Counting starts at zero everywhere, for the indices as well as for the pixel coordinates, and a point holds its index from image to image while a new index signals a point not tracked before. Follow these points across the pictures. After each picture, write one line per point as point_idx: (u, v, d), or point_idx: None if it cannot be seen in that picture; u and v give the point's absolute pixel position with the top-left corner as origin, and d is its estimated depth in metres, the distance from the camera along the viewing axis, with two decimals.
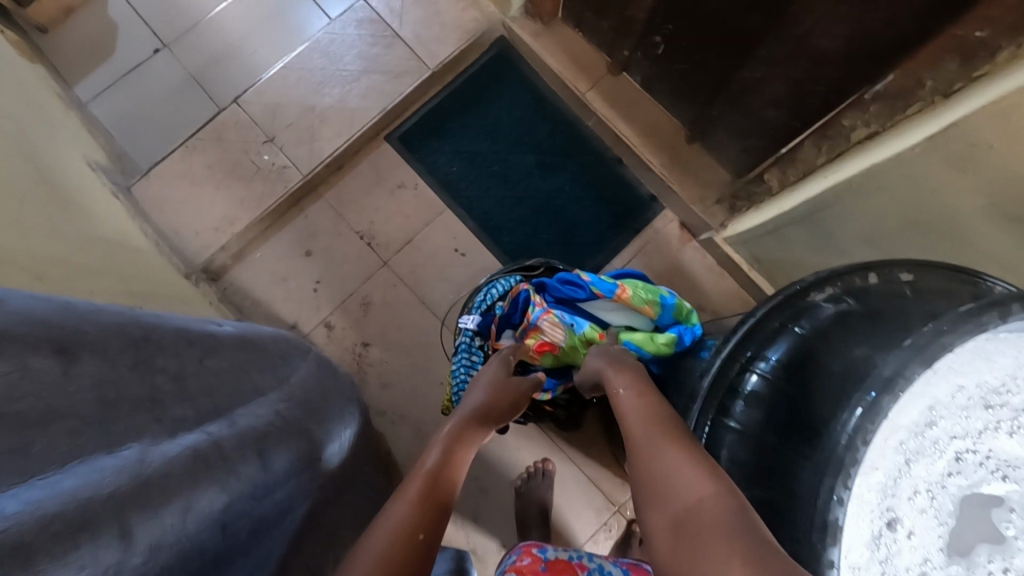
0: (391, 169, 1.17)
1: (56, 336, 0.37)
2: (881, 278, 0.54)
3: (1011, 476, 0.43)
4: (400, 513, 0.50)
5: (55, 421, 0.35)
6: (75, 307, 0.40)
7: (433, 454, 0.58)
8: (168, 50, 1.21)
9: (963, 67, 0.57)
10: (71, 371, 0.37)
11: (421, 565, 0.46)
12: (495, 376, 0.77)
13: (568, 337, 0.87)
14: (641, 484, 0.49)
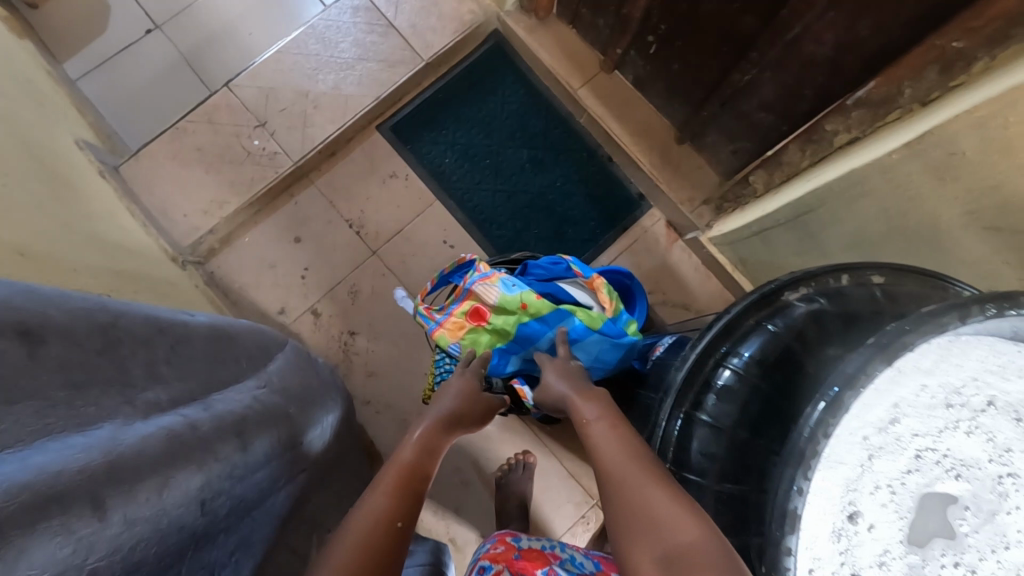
0: (383, 158, 1.18)
1: (16, 322, 0.37)
2: (853, 280, 0.55)
3: (965, 475, 0.45)
4: (379, 502, 0.51)
5: (19, 402, 0.35)
6: (41, 295, 0.40)
7: (413, 451, 0.58)
8: (160, 31, 1.21)
9: (940, 77, 0.58)
10: (35, 355, 0.38)
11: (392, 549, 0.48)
12: (466, 383, 0.72)
13: (500, 298, 0.79)
14: (608, 492, 0.48)
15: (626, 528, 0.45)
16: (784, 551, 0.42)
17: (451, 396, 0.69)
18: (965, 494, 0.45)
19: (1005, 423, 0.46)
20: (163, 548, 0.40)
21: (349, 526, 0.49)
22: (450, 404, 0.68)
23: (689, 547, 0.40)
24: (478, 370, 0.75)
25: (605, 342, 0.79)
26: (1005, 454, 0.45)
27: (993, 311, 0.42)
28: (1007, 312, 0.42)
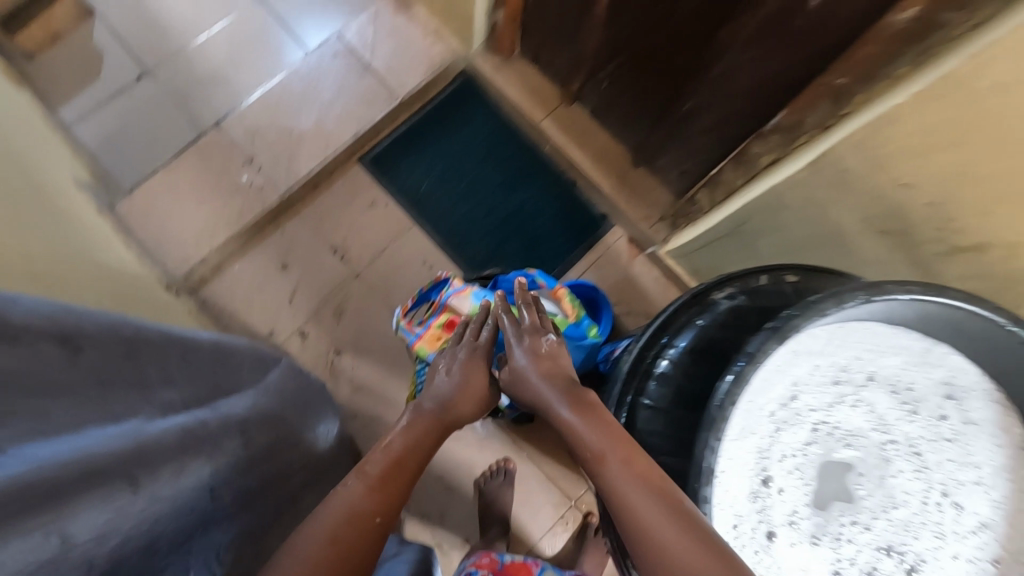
0: (364, 188, 1.27)
1: (66, 330, 0.45)
2: (771, 280, 0.65)
3: (853, 443, 0.56)
4: (357, 494, 0.56)
5: (64, 397, 0.43)
6: (80, 309, 0.48)
7: (410, 455, 0.62)
8: (151, 77, 1.30)
9: (833, 107, 0.67)
10: (78, 358, 0.46)
11: (369, 543, 0.53)
12: (467, 367, 0.74)
13: (473, 308, 0.88)
14: (616, 511, 0.54)
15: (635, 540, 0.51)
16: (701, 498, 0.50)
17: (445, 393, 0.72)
18: (856, 459, 0.56)
19: (881, 396, 0.57)
20: (179, 524, 0.48)
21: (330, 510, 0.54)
22: (445, 404, 0.70)
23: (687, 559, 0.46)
24: (473, 352, 0.76)
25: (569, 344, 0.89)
26: (883, 423, 0.57)
27: (859, 298, 0.51)
28: (872, 298, 0.51)
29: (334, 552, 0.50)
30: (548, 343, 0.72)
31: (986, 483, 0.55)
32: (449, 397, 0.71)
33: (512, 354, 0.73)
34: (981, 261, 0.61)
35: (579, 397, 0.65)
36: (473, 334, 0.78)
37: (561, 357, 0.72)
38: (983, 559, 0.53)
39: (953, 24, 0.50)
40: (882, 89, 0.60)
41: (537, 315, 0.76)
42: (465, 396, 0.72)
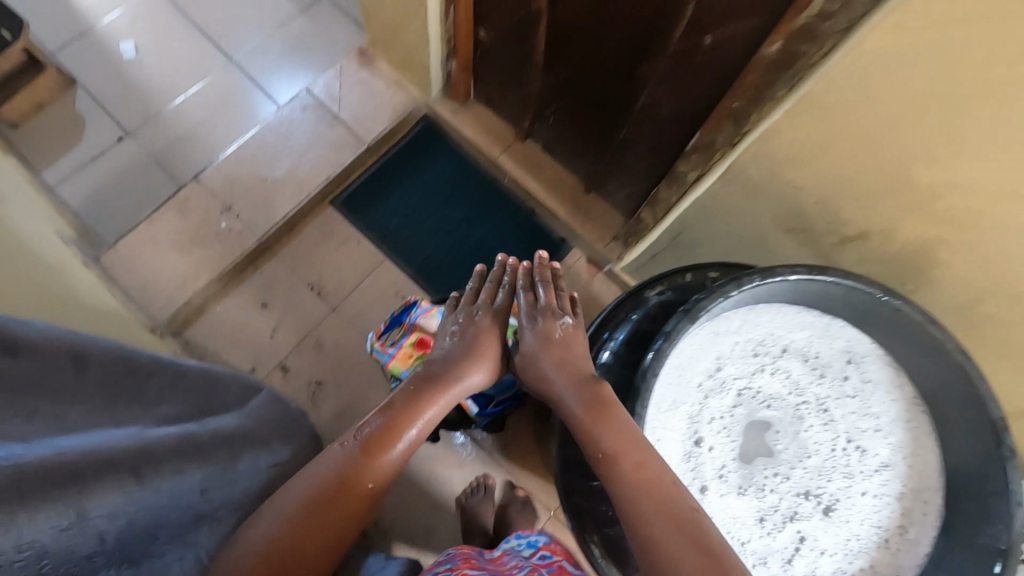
0: (338, 227, 1.35)
1: (73, 348, 0.52)
2: (695, 276, 0.75)
3: (773, 405, 0.65)
4: (333, 461, 0.59)
5: (71, 406, 0.50)
6: (85, 333, 0.56)
7: (413, 430, 0.64)
8: (130, 136, 1.44)
9: (735, 126, 0.75)
10: (82, 373, 0.53)
11: (333, 513, 0.57)
12: (480, 333, 0.75)
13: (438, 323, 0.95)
14: (624, 511, 0.54)
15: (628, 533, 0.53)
16: None
17: (452, 364, 0.71)
18: (776, 418, 0.64)
19: (795, 363, 0.66)
20: (173, 516, 0.54)
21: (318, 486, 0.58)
22: (452, 374, 0.70)
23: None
24: (488, 320, 0.76)
25: None
26: (798, 386, 0.66)
27: (756, 279, 0.61)
28: (767, 279, 0.61)
29: (292, 521, 0.56)
30: (563, 328, 0.72)
31: (885, 430, 0.65)
32: (459, 368, 0.71)
33: (524, 331, 0.73)
34: (868, 247, 0.72)
35: (588, 381, 0.65)
36: (489, 295, 0.79)
37: (573, 340, 0.71)
38: (885, 494, 0.64)
39: (808, 53, 0.60)
40: (760, 115, 0.70)
41: (554, 295, 0.76)
42: (475, 367, 0.72)
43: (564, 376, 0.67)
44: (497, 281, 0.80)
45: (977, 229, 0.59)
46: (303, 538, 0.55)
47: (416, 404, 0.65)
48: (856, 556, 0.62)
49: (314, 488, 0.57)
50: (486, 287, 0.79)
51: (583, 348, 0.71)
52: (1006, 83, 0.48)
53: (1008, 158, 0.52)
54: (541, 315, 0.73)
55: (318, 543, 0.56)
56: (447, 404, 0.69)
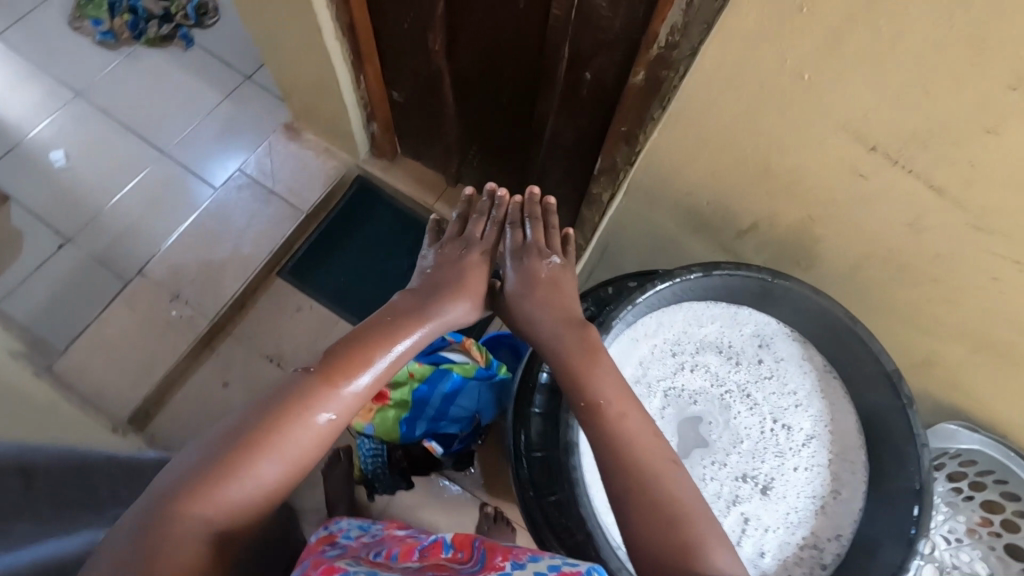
0: (289, 296, 1.38)
1: (17, 467, 0.54)
2: (615, 289, 0.81)
3: (698, 398, 0.70)
4: (294, 380, 0.59)
5: (17, 524, 0.52)
6: (28, 448, 0.58)
7: (382, 358, 0.64)
8: (71, 242, 1.46)
9: (628, 147, 0.81)
10: (28, 489, 0.55)
11: (279, 427, 0.55)
12: (470, 266, 0.77)
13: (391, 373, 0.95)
14: (619, 476, 0.55)
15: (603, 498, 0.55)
16: (571, 469, 0.66)
17: (433, 296, 0.74)
18: (704, 411, 0.70)
19: (711, 356, 0.72)
20: None
21: (278, 401, 0.57)
22: (432, 305, 0.72)
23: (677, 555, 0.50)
24: (478, 256, 0.79)
25: (481, 387, 0.96)
26: (718, 378, 0.71)
27: (651, 287, 0.68)
28: (662, 284, 0.68)
29: (238, 431, 0.54)
30: (548, 268, 0.76)
31: (804, 403, 0.71)
32: (444, 300, 0.73)
33: (511, 267, 0.77)
34: (761, 236, 0.78)
35: (573, 317, 0.70)
36: (478, 227, 0.81)
37: (561, 283, 0.75)
38: (814, 464, 0.69)
39: (669, 78, 0.68)
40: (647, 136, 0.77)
41: (542, 235, 0.80)
42: (461, 300, 0.74)
43: (549, 309, 0.72)
44: (486, 214, 0.82)
45: (839, 211, 0.66)
46: (252, 450, 0.53)
47: (389, 333, 0.66)
48: (797, 527, 0.67)
49: (270, 404, 0.56)
50: (475, 221, 0.82)
51: (568, 284, 0.75)
52: (821, 84, 0.54)
53: (843, 146, 0.59)
54: (529, 257, 0.77)
55: (267, 461, 0.54)
56: (422, 337, 0.69)
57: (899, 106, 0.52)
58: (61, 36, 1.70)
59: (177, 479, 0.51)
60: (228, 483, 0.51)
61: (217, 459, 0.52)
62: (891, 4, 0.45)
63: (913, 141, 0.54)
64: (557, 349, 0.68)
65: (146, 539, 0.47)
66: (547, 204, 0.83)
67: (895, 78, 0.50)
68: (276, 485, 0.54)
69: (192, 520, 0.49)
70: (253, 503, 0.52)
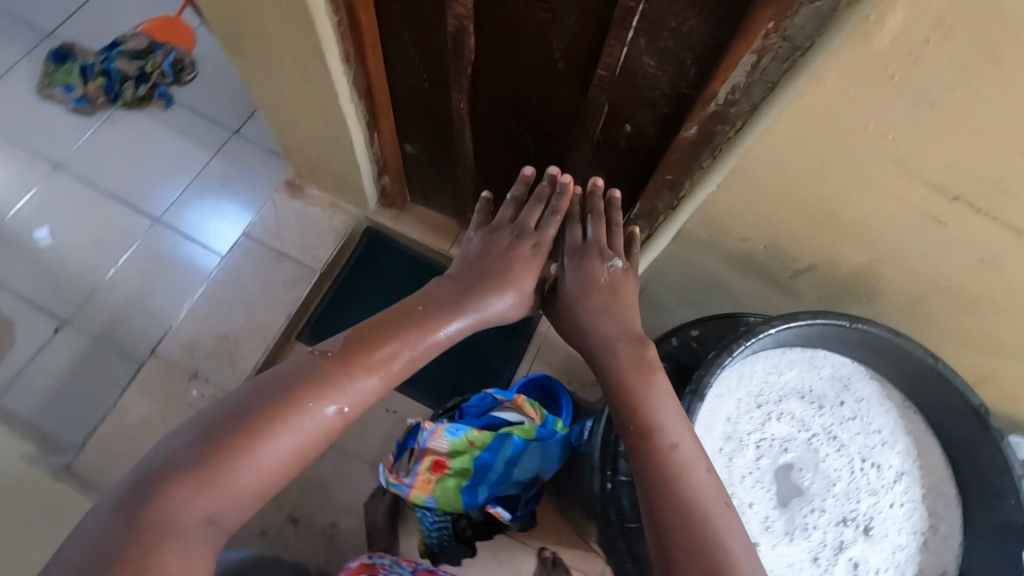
0: None
1: None
2: (679, 339, 0.81)
3: (789, 446, 0.69)
4: (312, 365, 0.61)
5: None
6: None
7: (401, 352, 0.65)
8: (69, 325, 1.39)
9: (671, 193, 0.82)
10: None
11: (283, 414, 0.57)
12: (524, 258, 0.73)
13: (450, 443, 0.94)
14: (681, 522, 0.56)
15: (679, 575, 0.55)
16: None
17: (476, 285, 0.71)
18: (796, 459, 0.69)
19: (795, 403, 0.71)
20: None
21: (294, 383, 0.59)
22: (473, 296, 0.70)
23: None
24: (530, 246, 0.74)
25: (542, 446, 0.95)
26: (805, 424, 0.71)
27: (735, 344, 0.67)
28: (746, 340, 0.68)
29: (249, 409, 0.57)
30: (610, 273, 0.73)
31: (889, 440, 0.71)
32: (491, 292, 0.71)
33: (567, 268, 0.74)
34: (820, 275, 0.79)
35: (630, 330, 0.69)
36: (533, 215, 0.77)
37: (623, 293, 0.72)
38: (909, 499, 0.70)
39: (724, 130, 0.68)
40: (692, 185, 0.78)
41: (603, 232, 0.76)
42: (508, 294, 0.72)
43: (603, 320, 0.70)
44: (543, 198, 0.77)
45: (908, 252, 0.67)
46: (260, 433, 0.56)
47: (415, 324, 0.67)
48: (905, 565, 0.68)
49: (285, 388, 0.59)
50: (531, 206, 0.77)
51: (627, 293, 0.73)
52: (903, 142, 0.55)
53: (921, 196, 0.59)
54: (590, 255, 0.74)
55: (267, 448, 0.56)
56: (459, 326, 0.69)
57: (987, 160, 0.52)
58: (31, 106, 1.60)
59: (188, 447, 0.55)
60: (230, 462, 0.54)
61: (224, 436, 0.55)
62: (992, 70, 0.46)
63: (998, 193, 0.54)
64: (610, 358, 0.68)
65: (144, 511, 0.51)
66: (612, 199, 0.78)
67: (986, 136, 0.50)
68: (277, 472, 0.57)
69: (190, 489, 0.53)
70: (252, 487, 0.56)
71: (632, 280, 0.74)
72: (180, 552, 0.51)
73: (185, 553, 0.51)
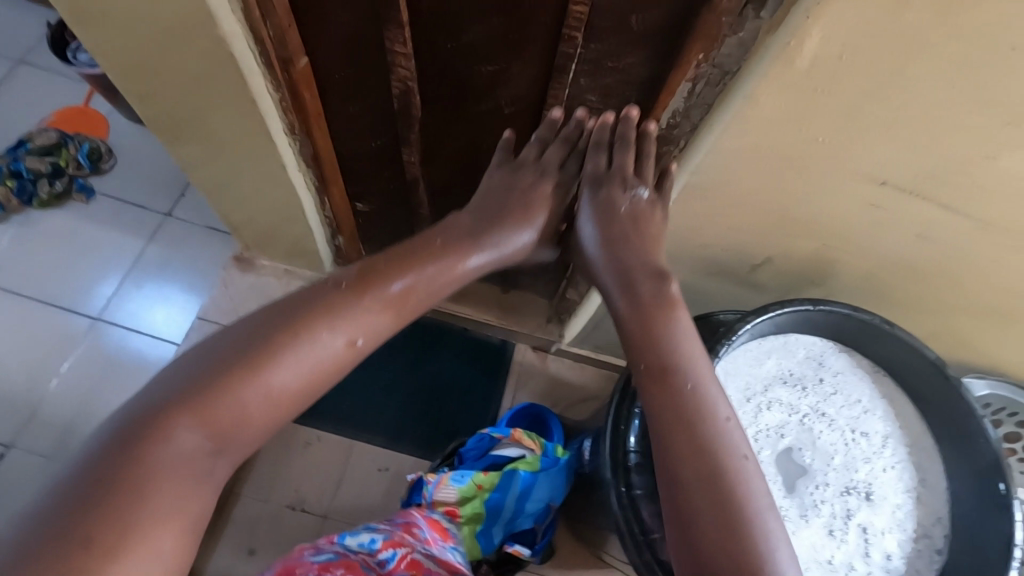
0: (293, 432, 1.26)
1: None
2: None
3: (784, 432, 0.75)
4: (332, 295, 0.60)
5: None
6: None
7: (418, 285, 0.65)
8: (15, 447, 1.28)
9: None
10: None
11: (298, 341, 0.57)
12: (540, 194, 0.76)
13: (458, 491, 0.94)
14: (703, 463, 0.58)
15: (688, 514, 0.57)
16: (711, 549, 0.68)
17: (493, 220, 0.74)
18: (793, 442, 0.75)
19: (781, 389, 0.77)
20: None
21: (307, 308, 0.58)
22: (494, 231, 0.73)
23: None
24: (544, 184, 0.76)
25: (548, 476, 0.96)
26: (794, 407, 0.76)
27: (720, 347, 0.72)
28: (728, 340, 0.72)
29: (268, 331, 0.56)
30: (631, 204, 0.72)
31: (869, 408, 0.79)
32: (511, 227, 0.75)
33: (588, 197, 0.74)
34: (776, 265, 0.85)
35: (648, 262, 0.70)
36: (556, 155, 0.78)
37: (648, 224, 0.72)
38: (898, 460, 0.77)
39: (671, 150, 0.75)
40: None
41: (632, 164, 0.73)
42: (527, 230, 0.76)
43: (622, 259, 0.70)
44: (566, 140, 0.77)
45: (849, 234, 0.75)
46: (275, 356, 0.55)
47: (434, 260, 0.68)
48: (906, 521, 0.75)
49: (302, 310, 0.59)
50: (553, 147, 0.77)
51: (649, 225, 0.72)
52: (835, 144, 0.63)
53: (855, 185, 0.67)
54: (609, 186, 0.73)
55: (279, 376, 0.55)
56: (481, 261, 0.71)
57: (905, 150, 0.61)
58: None
59: (201, 368, 0.54)
60: (243, 385, 0.54)
61: (238, 357, 0.55)
62: (904, 75, 0.54)
63: (917, 176, 0.64)
64: (632, 293, 0.68)
65: (158, 425, 0.51)
66: (647, 130, 0.72)
67: (904, 131, 0.59)
68: (282, 402, 0.56)
69: (205, 407, 0.53)
70: (257, 415, 0.55)
71: (655, 211, 0.73)
72: (185, 470, 0.51)
73: (188, 478, 0.51)
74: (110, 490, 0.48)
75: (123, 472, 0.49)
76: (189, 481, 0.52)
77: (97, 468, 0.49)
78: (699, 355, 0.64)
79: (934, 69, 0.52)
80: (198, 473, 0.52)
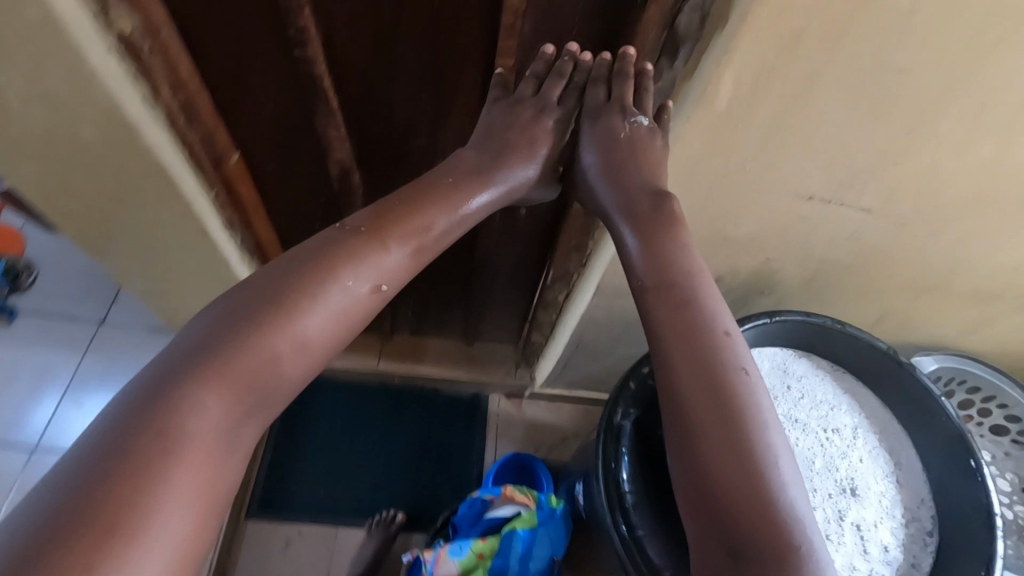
0: (271, 532, 1.19)
1: None
2: (636, 380, 0.83)
3: None
4: (345, 240, 0.55)
5: None
6: None
7: (440, 220, 0.60)
8: None
9: (577, 254, 0.94)
10: None
11: (309, 295, 0.52)
12: (537, 131, 0.66)
13: (458, 563, 0.91)
14: (718, 377, 0.55)
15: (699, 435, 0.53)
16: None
17: (497, 153, 0.65)
18: None
19: None
20: None
21: (325, 253, 0.54)
22: (497, 170, 0.65)
23: (754, 513, 0.49)
24: (541, 122, 0.66)
25: (546, 531, 0.94)
26: None
27: None
28: None
29: (282, 284, 0.52)
30: (632, 128, 0.62)
31: (835, 405, 0.82)
32: (516, 163, 0.65)
33: (586, 130, 0.66)
34: (727, 284, 0.89)
35: (650, 182, 0.62)
36: (557, 87, 0.66)
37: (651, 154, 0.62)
38: (873, 451, 0.80)
39: None
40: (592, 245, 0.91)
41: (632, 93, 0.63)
42: (533, 165, 0.67)
43: (623, 182, 0.63)
44: (560, 73, 0.65)
45: (788, 246, 0.80)
46: (296, 307, 0.51)
47: (455, 193, 0.62)
48: (893, 508, 0.77)
49: (314, 258, 0.54)
50: (547, 83, 0.66)
51: (651, 155, 0.62)
52: (763, 169, 0.67)
53: (786, 203, 0.72)
54: (607, 122, 0.64)
55: (292, 336, 0.50)
56: (486, 200, 0.64)
57: (824, 165, 0.66)
58: None
59: (215, 329, 0.49)
60: (264, 343, 0.49)
61: (252, 317, 0.50)
62: (812, 102, 0.58)
63: (838, 187, 0.69)
64: (632, 217, 0.62)
65: (174, 394, 0.46)
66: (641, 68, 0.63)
67: (823, 148, 0.64)
68: (310, 356, 0.52)
69: (220, 372, 0.48)
70: (291, 367, 0.51)
71: (657, 138, 0.62)
72: (209, 440, 0.46)
73: (212, 452, 0.46)
74: (122, 470, 0.42)
75: (147, 440, 0.44)
76: (217, 451, 0.47)
77: (125, 428, 0.44)
78: (702, 271, 0.61)
79: (837, 93, 0.57)
80: (223, 447, 0.47)
